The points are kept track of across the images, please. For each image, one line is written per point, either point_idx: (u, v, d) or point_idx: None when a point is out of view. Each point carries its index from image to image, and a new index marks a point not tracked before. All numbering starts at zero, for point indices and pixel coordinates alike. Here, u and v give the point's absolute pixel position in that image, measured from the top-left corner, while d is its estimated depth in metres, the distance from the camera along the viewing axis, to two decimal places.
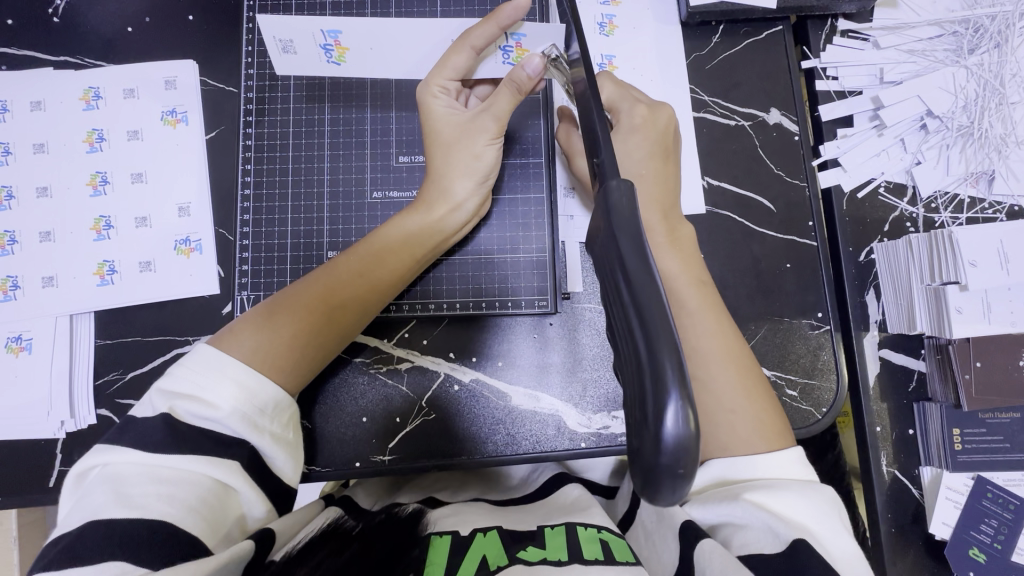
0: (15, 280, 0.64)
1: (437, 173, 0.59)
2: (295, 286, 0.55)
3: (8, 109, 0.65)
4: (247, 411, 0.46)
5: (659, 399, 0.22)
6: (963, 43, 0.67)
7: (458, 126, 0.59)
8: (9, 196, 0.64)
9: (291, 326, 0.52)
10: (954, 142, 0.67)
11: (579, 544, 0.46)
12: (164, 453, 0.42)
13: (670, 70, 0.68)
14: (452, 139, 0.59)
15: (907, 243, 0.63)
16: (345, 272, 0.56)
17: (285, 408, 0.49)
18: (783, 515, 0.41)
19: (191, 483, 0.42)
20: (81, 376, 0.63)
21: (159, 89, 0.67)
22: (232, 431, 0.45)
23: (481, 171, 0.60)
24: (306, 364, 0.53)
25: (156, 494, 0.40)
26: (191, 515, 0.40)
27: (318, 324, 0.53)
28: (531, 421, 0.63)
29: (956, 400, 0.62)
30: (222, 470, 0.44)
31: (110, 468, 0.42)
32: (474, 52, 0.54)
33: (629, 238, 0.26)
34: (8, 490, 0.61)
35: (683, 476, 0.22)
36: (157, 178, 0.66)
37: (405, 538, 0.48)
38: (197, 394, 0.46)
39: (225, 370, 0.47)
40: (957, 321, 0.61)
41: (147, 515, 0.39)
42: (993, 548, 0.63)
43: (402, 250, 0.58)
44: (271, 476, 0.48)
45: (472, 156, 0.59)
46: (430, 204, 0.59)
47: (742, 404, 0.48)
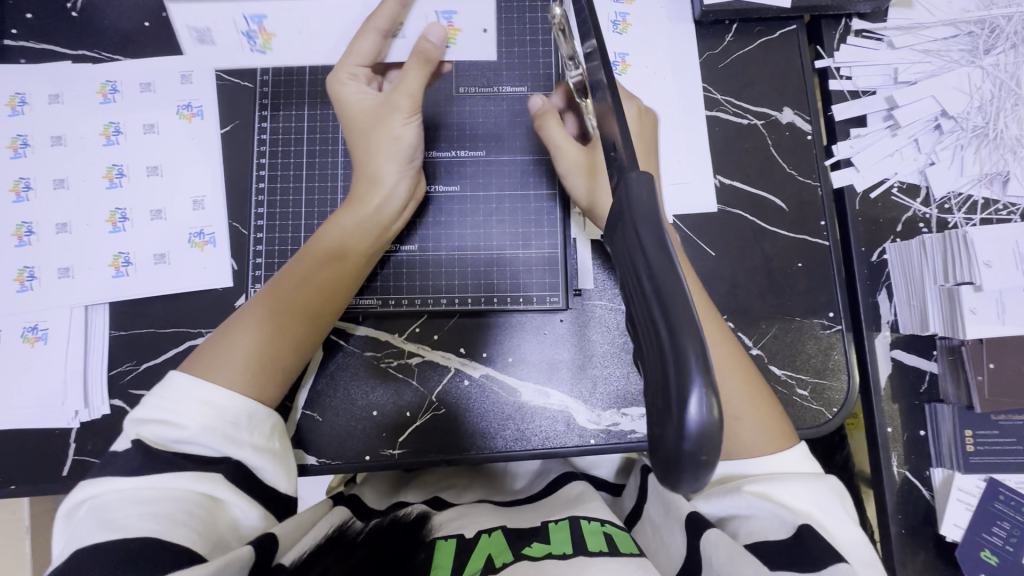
0: (31, 271, 0.64)
1: (364, 163, 0.60)
2: (245, 307, 0.55)
3: (26, 101, 0.66)
4: (219, 426, 0.47)
5: (683, 386, 0.22)
6: (979, 43, 0.66)
7: (370, 110, 0.58)
8: (27, 188, 0.65)
9: (248, 339, 0.52)
10: (968, 143, 0.66)
11: (583, 536, 0.46)
12: (140, 476, 0.43)
13: (683, 69, 0.68)
14: (369, 126, 0.59)
15: (921, 243, 0.62)
16: (288, 276, 0.56)
17: (261, 418, 0.50)
18: (789, 505, 0.42)
19: (172, 498, 0.42)
20: (96, 366, 0.64)
21: (175, 83, 0.68)
22: (208, 448, 0.46)
23: (405, 152, 0.59)
24: (276, 371, 0.53)
25: (138, 514, 0.40)
26: (176, 527, 0.40)
27: (273, 330, 0.54)
28: (541, 416, 0.63)
29: (969, 402, 0.62)
30: (203, 483, 0.44)
31: (92, 502, 0.42)
32: (380, 35, 0.56)
33: (650, 227, 0.26)
34: (24, 477, 0.62)
35: (705, 463, 0.23)
36: (171, 172, 0.66)
37: (411, 541, 0.49)
38: (164, 419, 0.46)
39: (188, 391, 0.47)
40: (971, 321, 0.61)
41: (131, 532, 0.39)
42: (1005, 550, 0.62)
43: (342, 243, 0.58)
44: (262, 485, 0.48)
45: (389, 135, 0.58)
46: (363, 197, 0.59)
47: (746, 410, 0.47)
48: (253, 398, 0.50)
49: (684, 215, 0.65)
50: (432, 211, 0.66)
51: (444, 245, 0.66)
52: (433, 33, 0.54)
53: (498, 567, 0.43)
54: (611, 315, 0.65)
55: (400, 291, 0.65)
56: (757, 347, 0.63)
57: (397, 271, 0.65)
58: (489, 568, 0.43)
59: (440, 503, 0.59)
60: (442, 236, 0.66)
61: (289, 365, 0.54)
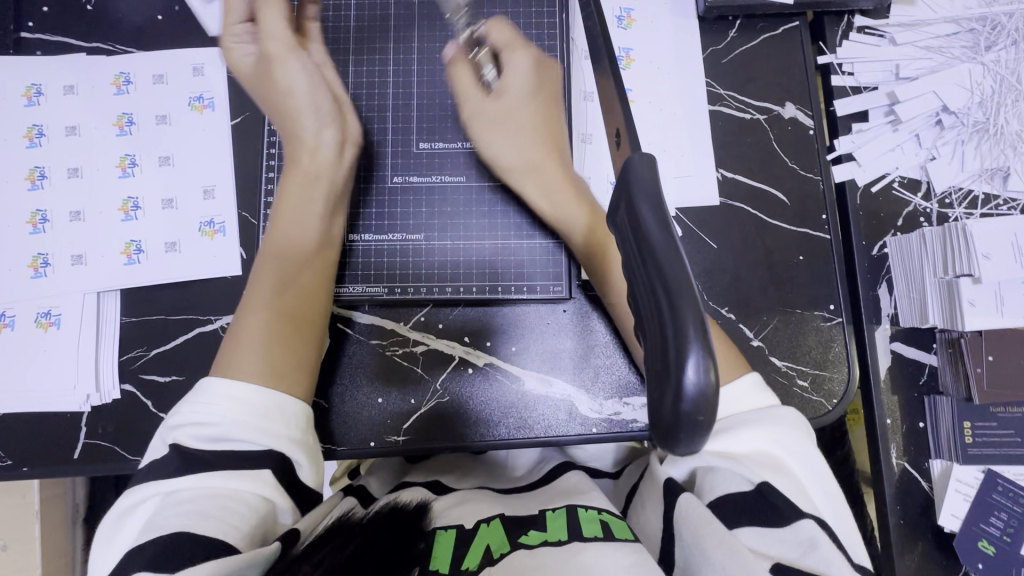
0: (45, 258, 0.66)
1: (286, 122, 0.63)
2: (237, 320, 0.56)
3: (42, 92, 0.67)
4: (253, 422, 0.48)
5: (681, 350, 0.23)
6: (981, 40, 0.67)
7: (262, 70, 0.63)
8: (41, 176, 0.67)
9: (255, 333, 0.54)
10: (969, 138, 0.67)
11: (579, 524, 0.47)
12: (182, 478, 0.45)
13: (687, 63, 0.69)
14: (264, 86, 0.63)
15: (920, 236, 0.63)
16: (261, 265, 0.59)
17: (293, 413, 0.51)
18: (743, 456, 0.45)
19: (210, 495, 0.44)
20: (107, 350, 0.65)
21: (187, 75, 0.69)
22: (244, 442, 0.47)
23: (304, 100, 0.63)
24: (290, 355, 0.55)
25: (176, 513, 0.43)
26: (209, 521, 0.42)
27: (276, 319, 0.56)
28: (543, 404, 0.64)
29: (968, 393, 0.62)
30: (237, 479, 0.45)
31: (140, 507, 0.44)
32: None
33: (650, 202, 0.27)
34: (36, 460, 0.63)
35: (701, 424, 0.23)
36: (182, 162, 0.68)
37: (410, 527, 0.48)
38: (200, 420, 0.48)
39: (214, 390, 0.49)
40: (970, 313, 0.61)
41: (169, 529, 0.41)
42: (1002, 541, 0.63)
43: (280, 207, 0.61)
44: (292, 478, 0.48)
45: (286, 92, 0.63)
46: (295, 158, 0.62)
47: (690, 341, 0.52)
48: (279, 387, 0.51)
49: (687, 209, 0.66)
50: (437, 201, 0.67)
51: (449, 235, 0.67)
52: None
53: (496, 558, 0.44)
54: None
55: (405, 279, 0.66)
56: (757, 339, 0.64)
57: (402, 260, 0.66)
58: (488, 560, 0.44)
59: (444, 487, 0.60)
60: (447, 226, 0.67)
61: (306, 352, 0.56)
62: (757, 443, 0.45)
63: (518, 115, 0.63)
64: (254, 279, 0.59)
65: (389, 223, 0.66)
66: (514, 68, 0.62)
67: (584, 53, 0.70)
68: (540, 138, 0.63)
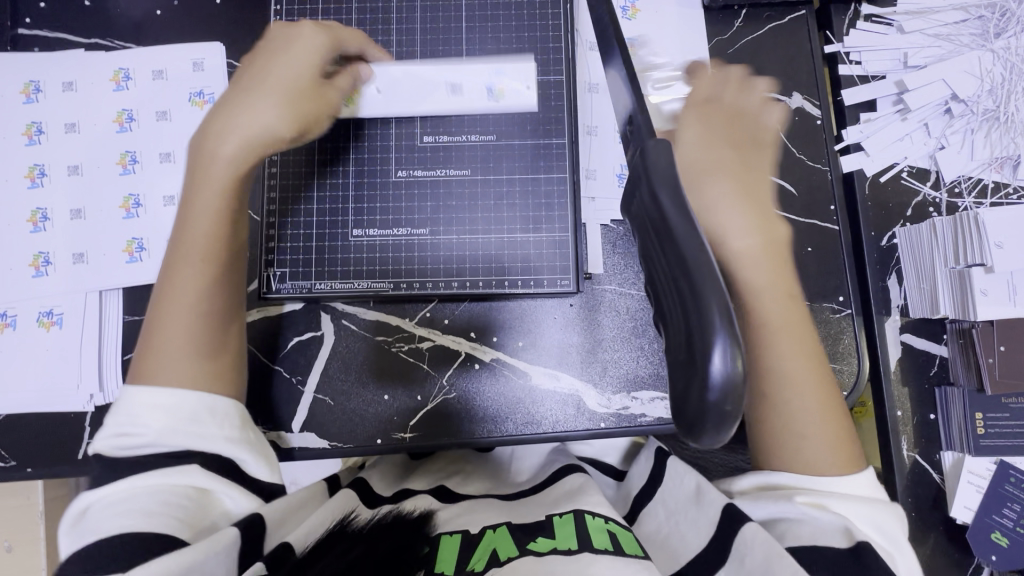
0: (46, 257, 0.65)
1: (243, 130, 0.53)
2: (155, 327, 0.52)
3: (40, 89, 0.67)
4: (187, 420, 0.48)
5: (706, 341, 0.22)
6: (990, 27, 0.66)
7: (281, 80, 0.55)
8: (41, 174, 0.66)
9: (176, 326, 0.52)
10: (979, 127, 0.66)
11: (588, 533, 0.47)
12: (118, 481, 0.45)
13: (693, 53, 0.68)
14: (256, 88, 0.54)
15: (932, 226, 0.63)
16: (184, 261, 0.53)
17: (226, 412, 0.50)
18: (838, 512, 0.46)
19: (147, 494, 0.44)
20: (110, 348, 0.64)
21: (186, 71, 0.68)
22: (172, 446, 0.47)
23: (269, 133, 0.54)
24: (206, 348, 0.52)
25: (114, 514, 0.43)
26: (152, 520, 0.42)
27: (195, 317, 0.52)
28: (551, 400, 0.64)
29: (979, 385, 0.62)
30: (172, 473, 0.46)
31: (81, 515, 0.44)
32: (319, 41, 0.57)
33: (670, 191, 0.27)
34: (40, 462, 0.62)
35: (729, 414, 0.23)
36: (183, 158, 0.67)
37: (413, 531, 0.46)
38: (126, 430, 0.47)
39: (137, 400, 0.48)
40: (982, 303, 0.61)
41: (108, 532, 0.41)
42: (1016, 532, 0.62)
43: (209, 220, 0.53)
44: (236, 471, 0.49)
45: (253, 116, 0.53)
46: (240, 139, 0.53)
47: (816, 427, 0.51)
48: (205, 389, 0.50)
49: None
50: (442, 194, 0.64)
51: (456, 229, 0.64)
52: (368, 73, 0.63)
53: (503, 561, 0.45)
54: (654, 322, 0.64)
55: (411, 275, 0.63)
56: None
57: (405, 254, 0.64)
58: (495, 563, 0.45)
59: (447, 492, 0.60)
60: (454, 220, 0.64)
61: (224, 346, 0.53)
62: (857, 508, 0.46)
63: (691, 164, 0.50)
64: (170, 271, 0.53)
65: (394, 218, 0.64)
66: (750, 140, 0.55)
67: (589, 44, 0.69)
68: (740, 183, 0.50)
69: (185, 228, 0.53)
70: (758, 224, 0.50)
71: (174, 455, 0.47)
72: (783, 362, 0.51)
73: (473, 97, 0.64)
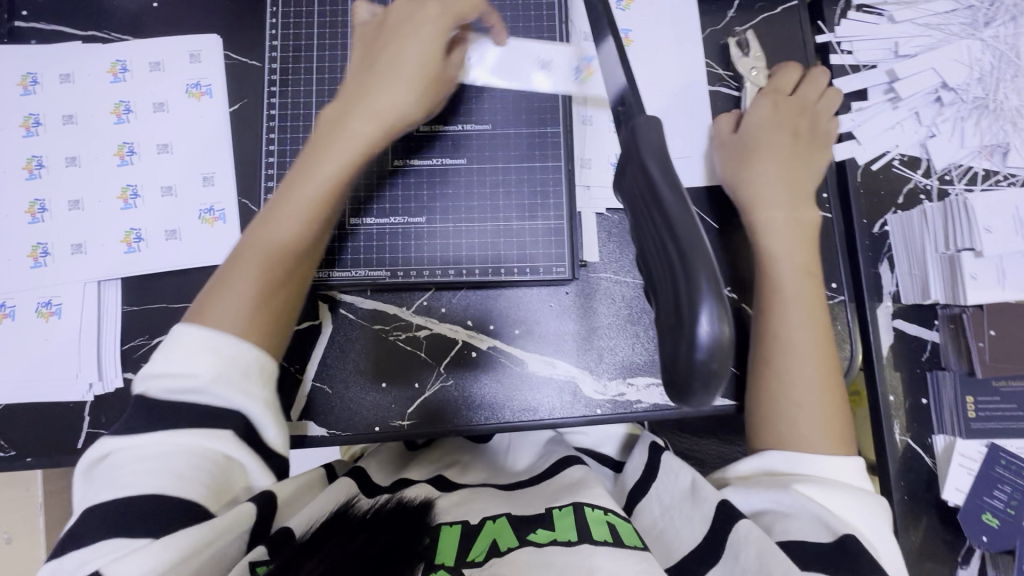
0: (45, 247, 0.65)
1: (372, 108, 0.53)
2: (227, 274, 0.51)
3: (38, 81, 0.67)
4: (229, 376, 0.47)
5: (694, 305, 0.23)
6: (978, 16, 0.67)
7: (411, 62, 0.53)
8: (39, 165, 0.66)
9: (253, 279, 0.50)
10: (969, 115, 0.67)
11: (587, 525, 0.48)
12: (153, 431, 0.44)
13: (688, 43, 0.68)
14: (387, 70, 0.53)
15: (922, 212, 0.64)
16: (276, 219, 0.51)
17: (271, 375, 0.49)
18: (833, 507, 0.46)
19: (176, 455, 0.44)
20: (109, 338, 0.65)
21: (184, 62, 0.68)
22: (219, 399, 0.46)
23: (405, 119, 0.54)
24: (273, 308, 0.51)
25: (143, 473, 0.43)
26: (181, 485, 0.42)
27: (270, 275, 0.51)
28: (547, 387, 0.64)
29: (970, 367, 0.63)
30: (207, 436, 0.45)
31: (106, 460, 0.44)
32: (451, 17, 0.53)
33: (658, 164, 0.27)
34: (39, 451, 0.63)
35: (716, 374, 0.24)
36: (181, 149, 0.67)
37: (413, 522, 0.46)
38: (179, 371, 0.46)
39: (195, 338, 0.47)
40: (971, 287, 0.62)
41: (136, 492, 0.41)
42: (1007, 513, 0.62)
43: (328, 189, 0.51)
44: (260, 443, 0.48)
45: (398, 97, 0.53)
46: (359, 116, 0.53)
47: (812, 400, 0.53)
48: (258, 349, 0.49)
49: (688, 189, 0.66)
50: (438, 183, 0.65)
51: (452, 218, 0.64)
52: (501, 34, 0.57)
53: (503, 551, 0.46)
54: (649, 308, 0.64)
55: (408, 263, 0.64)
56: None
57: (402, 243, 0.64)
58: (495, 553, 0.46)
59: (444, 482, 0.60)
60: (450, 209, 0.65)
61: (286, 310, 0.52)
62: (847, 502, 0.46)
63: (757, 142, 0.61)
64: (266, 221, 0.52)
65: (390, 207, 0.64)
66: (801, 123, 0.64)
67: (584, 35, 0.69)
68: (786, 167, 0.61)
69: (294, 187, 0.52)
70: (791, 206, 0.59)
71: (212, 415, 0.46)
72: (798, 331, 0.55)
73: (558, 80, 0.62)
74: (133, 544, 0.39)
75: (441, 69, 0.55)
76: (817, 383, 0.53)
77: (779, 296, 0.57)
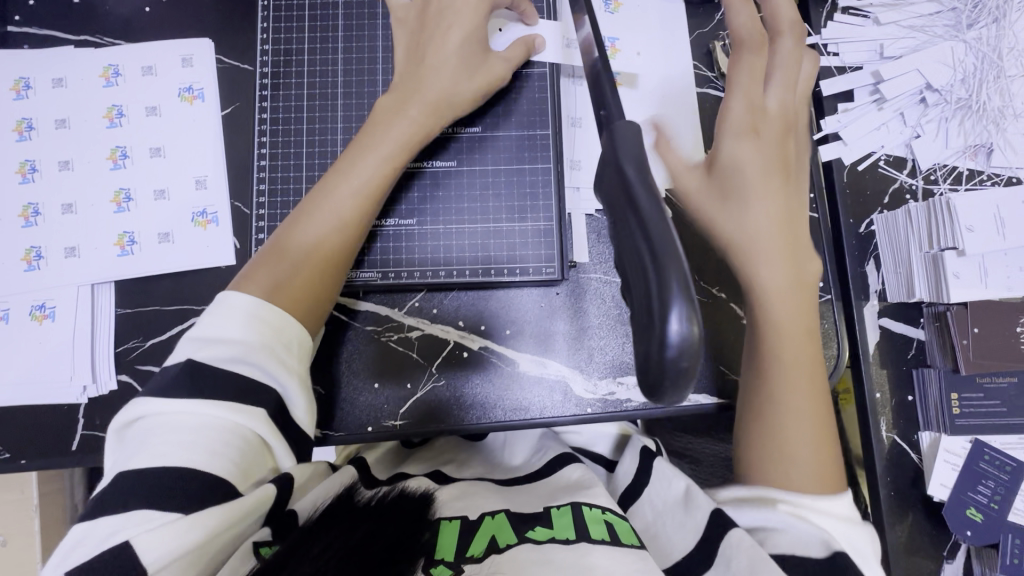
0: (38, 251, 0.66)
1: (424, 96, 0.58)
2: (278, 247, 0.54)
3: (30, 85, 0.67)
4: (272, 346, 0.48)
5: (664, 305, 0.24)
6: (962, 18, 0.68)
7: (454, 52, 0.59)
8: (32, 170, 0.66)
9: (306, 249, 0.54)
10: (953, 115, 0.68)
11: (585, 523, 0.48)
12: (188, 399, 0.44)
13: (676, 45, 0.69)
14: (433, 60, 0.59)
15: (907, 213, 0.65)
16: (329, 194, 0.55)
17: (305, 351, 0.51)
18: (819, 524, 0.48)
19: (213, 428, 0.43)
20: (102, 341, 0.65)
21: (176, 66, 0.69)
22: (261, 371, 0.47)
23: (457, 105, 0.60)
24: (320, 279, 0.54)
25: (180, 443, 0.42)
26: (217, 460, 0.42)
27: (321, 247, 0.54)
28: (538, 387, 0.65)
29: (954, 365, 0.64)
30: (241, 413, 0.45)
31: (139, 422, 0.43)
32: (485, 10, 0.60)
33: (634, 166, 0.28)
34: (33, 453, 0.63)
35: (686, 372, 0.24)
36: (174, 153, 0.68)
37: (416, 516, 0.48)
38: (227, 338, 0.47)
39: (234, 305, 0.48)
40: (955, 285, 0.63)
41: (171, 463, 0.41)
42: (990, 508, 0.64)
43: (386, 167, 0.57)
44: (289, 419, 0.48)
45: (452, 86, 0.59)
46: (410, 102, 0.58)
47: (806, 451, 0.53)
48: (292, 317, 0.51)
49: None
50: (429, 185, 0.65)
51: (443, 220, 0.65)
52: (539, 44, 0.65)
53: (502, 548, 0.46)
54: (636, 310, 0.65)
55: (399, 264, 0.64)
56: None
57: (394, 245, 0.65)
58: (493, 550, 0.46)
59: (441, 477, 0.61)
60: (440, 210, 0.65)
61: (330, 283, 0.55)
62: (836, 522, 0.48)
63: (743, 187, 0.55)
64: (324, 188, 0.56)
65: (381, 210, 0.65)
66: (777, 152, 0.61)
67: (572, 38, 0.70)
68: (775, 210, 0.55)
69: (358, 160, 0.56)
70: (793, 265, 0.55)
71: (245, 392, 0.46)
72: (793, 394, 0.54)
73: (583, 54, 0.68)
74: (161, 518, 0.39)
75: (483, 59, 0.61)
76: (808, 428, 0.53)
77: (777, 359, 0.54)
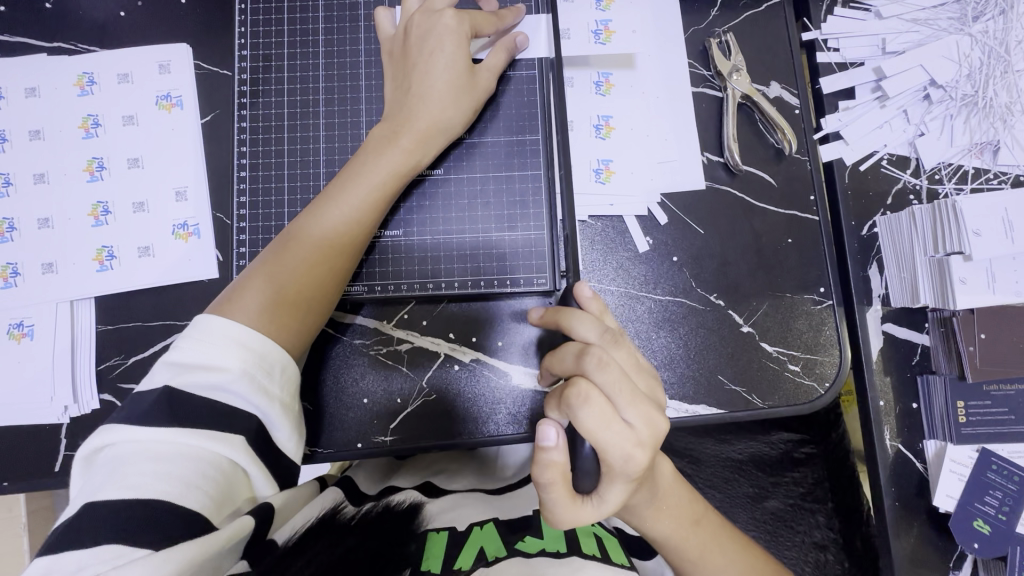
0: (14, 267, 0.64)
1: (418, 118, 0.58)
2: (265, 266, 0.53)
3: (4, 96, 0.65)
4: (254, 374, 0.46)
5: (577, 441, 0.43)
6: (968, 10, 0.65)
7: (449, 74, 0.58)
8: (6, 183, 0.64)
9: (291, 267, 0.53)
10: (958, 112, 0.65)
11: (575, 537, 0.50)
12: (162, 427, 0.42)
13: (670, 41, 0.66)
14: (417, 79, 0.58)
15: (910, 215, 0.62)
16: (316, 215, 0.55)
17: (291, 375, 0.49)
18: None
19: (186, 457, 0.42)
20: (83, 359, 0.63)
21: (153, 73, 0.67)
22: (241, 398, 0.45)
23: (448, 131, 0.59)
24: (303, 299, 0.53)
25: (151, 473, 0.40)
26: (190, 492, 0.40)
27: (304, 267, 0.53)
28: (530, 400, 0.63)
29: (960, 372, 0.62)
30: (217, 441, 0.43)
31: (109, 450, 0.42)
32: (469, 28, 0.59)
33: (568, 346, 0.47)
34: (15, 475, 0.62)
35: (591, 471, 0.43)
36: (153, 163, 0.66)
37: (403, 531, 0.50)
38: (210, 363, 0.45)
39: (217, 328, 0.46)
40: (961, 291, 0.61)
41: (143, 496, 0.39)
42: (998, 519, 0.62)
43: (377, 193, 0.56)
44: (270, 446, 0.47)
45: (441, 112, 0.58)
46: (403, 126, 0.58)
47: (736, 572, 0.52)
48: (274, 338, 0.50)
49: (671, 194, 0.64)
50: (415, 195, 0.63)
51: (430, 231, 0.63)
52: (523, 43, 0.63)
53: (491, 560, 0.46)
54: (627, 319, 0.62)
55: (385, 277, 0.62)
56: (748, 325, 0.63)
57: (380, 257, 0.62)
58: (483, 561, 0.46)
59: (432, 489, 0.60)
60: (427, 221, 0.63)
61: (315, 300, 0.54)
62: None
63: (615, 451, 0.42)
64: (313, 210, 0.56)
65: None
66: (583, 394, 0.42)
67: None
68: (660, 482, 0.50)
69: (347, 187, 0.56)
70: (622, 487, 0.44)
71: (225, 416, 0.44)
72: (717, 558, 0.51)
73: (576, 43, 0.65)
74: (133, 553, 0.37)
75: (478, 83, 0.60)
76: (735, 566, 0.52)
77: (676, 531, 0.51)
